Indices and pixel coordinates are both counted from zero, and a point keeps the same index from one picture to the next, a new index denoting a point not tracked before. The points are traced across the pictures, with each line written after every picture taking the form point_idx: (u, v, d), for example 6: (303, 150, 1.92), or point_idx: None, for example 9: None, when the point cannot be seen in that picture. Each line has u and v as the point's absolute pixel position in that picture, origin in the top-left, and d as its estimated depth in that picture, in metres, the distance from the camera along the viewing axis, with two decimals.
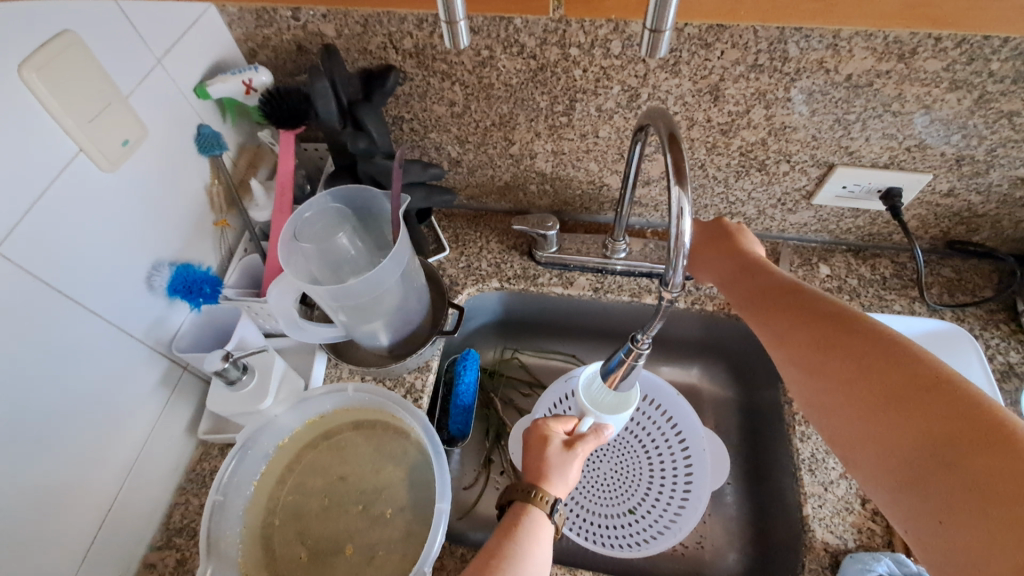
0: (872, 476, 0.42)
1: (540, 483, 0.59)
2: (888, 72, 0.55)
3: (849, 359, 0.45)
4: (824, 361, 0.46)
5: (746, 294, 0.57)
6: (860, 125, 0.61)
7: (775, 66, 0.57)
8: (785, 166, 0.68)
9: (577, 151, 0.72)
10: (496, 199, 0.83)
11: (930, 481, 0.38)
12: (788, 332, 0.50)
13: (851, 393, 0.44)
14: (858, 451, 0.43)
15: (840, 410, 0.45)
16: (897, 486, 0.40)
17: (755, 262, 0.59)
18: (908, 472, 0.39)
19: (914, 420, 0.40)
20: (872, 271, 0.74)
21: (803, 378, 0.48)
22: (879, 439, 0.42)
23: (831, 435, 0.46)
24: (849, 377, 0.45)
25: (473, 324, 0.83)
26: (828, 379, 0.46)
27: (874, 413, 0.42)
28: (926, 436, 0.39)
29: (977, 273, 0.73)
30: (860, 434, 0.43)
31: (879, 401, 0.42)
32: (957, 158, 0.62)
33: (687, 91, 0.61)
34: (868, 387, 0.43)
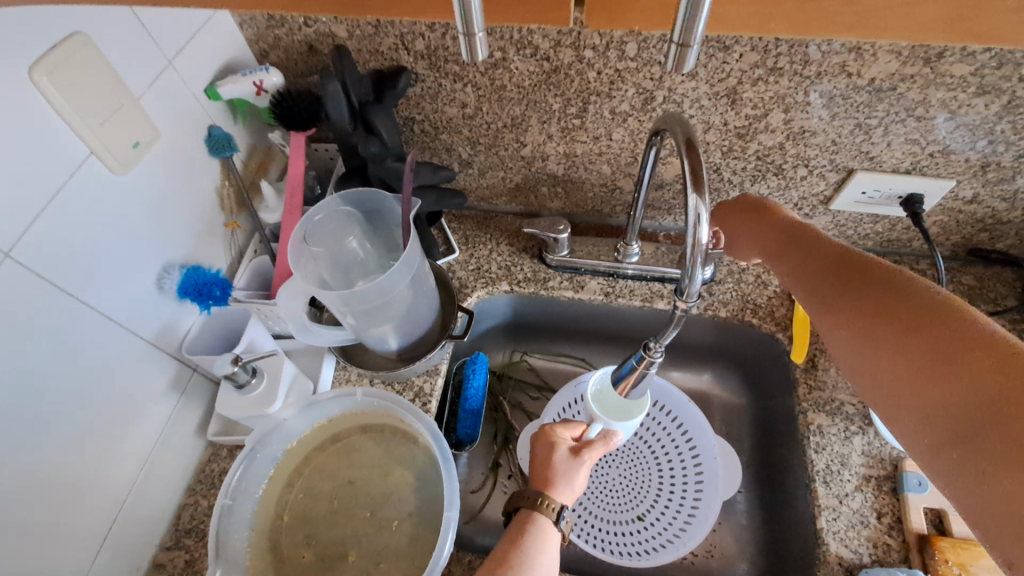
0: (913, 431, 0.42)
1: (546, 489, 0.59)
2: (912, 76, 0.54)
3: (896, 317, 0.44)
4: (867, 320, 0.46)
5: (788, 259, 0.56)
6: (882, 130, 0.59)
7: (796, 69, 0.55)
8: (803, 171, 0.66)
9: (590, 154, 0.71)
10: (506, 200, 0.82)
11: (975, 435, 0.37)
12: (833, 295, 0.50)
13: (897, 351, 0.43)
14: (901, 407, 0.43)
15: (882, 370, 0.44)
16: (939, 445, 0.40)
17: (798, 228, 0.58)
18: (953, 427, 0.39)
19: (962, 374, 0.39)
20: None
21: (849, 338, 0.47)
22: (924, 396, 0.41)
23: (873, 397, 0.46)
24: (896, 334, 0.44)
25: (482, 326, 0.82)
26: (871, 339, 0.45)
27: (920, 368, 0.41)
28: (973, 390, 0.38)
29: (1000, 281, 0.71)
30: (903, 389, 0.42)
31: (926, 357, 0.41)
32: (982, 164, 0.60)
33: (703, 94, 0.60)
34: (915, 343, 0.42)
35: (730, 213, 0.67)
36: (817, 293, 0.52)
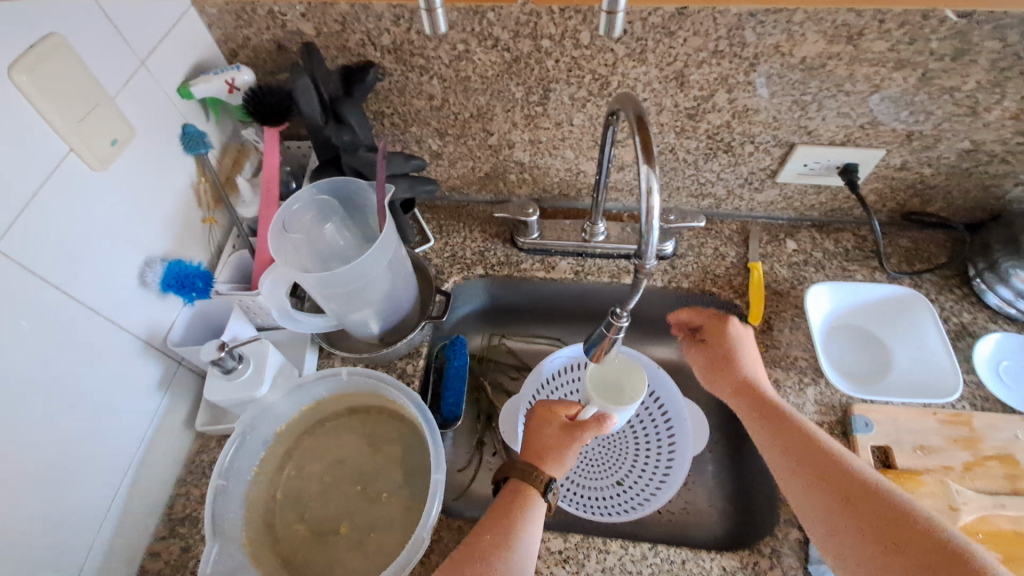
0: (836, 531, 0.51)
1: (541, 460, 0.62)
2: (838, 54, 0.59)
3: (820, 453, 0.56)
4: (800, 446, 0.57)
5: (749, 397, 0.63)
6: (816, 105, 0.65)
7: (735, 51, 0.60)
8: (749, 147, 0.71)
9: (554, 140, 0.75)
10: (477, 189, 0.86)
11: (886, 548, 0.47)
12: (793, 439, 0.57)
13: (823, 473, 0.54)
14: (826, 512, 0.52)
15: (822, 502, 0.53)
16: (869, 554, 0.48)
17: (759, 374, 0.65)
18: (868, 541, 0.49)
19: (872, 507, 0.50)
20: (835, 244, 0.79)
21: (783, 454, 0.58)
22: (847, 510, 0.51)
23: (808, 508, 0.53)
24: (822, 463, 0.55)
25: (459, 311, 0.85)
26: (822, 476, 0.54)
27: (842, 490, 0.52)
28: (880, 517, 0.49)
29: (932, 242, 0.78)
30: (829, 502, 0.52)
31: (846, 484, 0.52)
32: (907, 133, 0.67)
33: (654, 78, 0.64)
34: (837, 473, 0.53)
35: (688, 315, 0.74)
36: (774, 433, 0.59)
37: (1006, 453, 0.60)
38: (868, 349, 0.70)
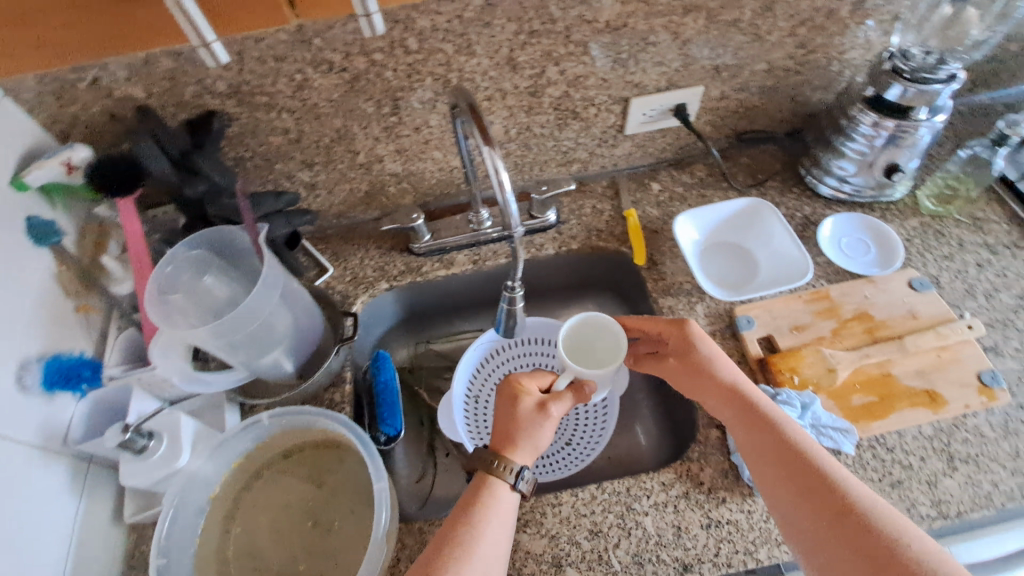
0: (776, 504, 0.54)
1: (504, 450, 0.60)
2: (634, 12, 0.67)
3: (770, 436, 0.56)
4: (753, 427, 0.58)
5: (730, 403, 0.61)
6: (633, 60, 0.73)
7: (548, 29, 0.67)
8: (593, 110, 0.80)
9: (418, 145, 0.79)
10: (363, 209, 0.87)
11: (818, 532, 0.50)
12: (780, 453, 0.55)
13: (773, 458, 0.55)
14: (771, 489, 0.54)
15: (810, 523, 0.50)
16: (802, 530, 0.51)
17: (739, 378, 0.62)
18: (805, 525, 0.51)
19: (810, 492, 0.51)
20: (691, 176, 0.88)
21: (739, 432, 0.59)
22: (787, 492, 0.53)
23: (797, 528, 0.51)
24: (772, 446, 0.56)
25: (378, 330, 0.87)
26: (810, 492, 0.51)
27: (787, 476, 0.53)
28: (816, 505, 0.51)
29: (767, 155, 0.89)
30: (775, 483, 0.54)
31: (792, 472, 0.53)
32: (714, 68, 0.77)
33: (488, 67, 0.70)
34: (783, 459, 0.54)
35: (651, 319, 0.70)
36: (758, 447, 0.57)
37: (861, 312, 0.71)
38: (738, 258, 0.80)
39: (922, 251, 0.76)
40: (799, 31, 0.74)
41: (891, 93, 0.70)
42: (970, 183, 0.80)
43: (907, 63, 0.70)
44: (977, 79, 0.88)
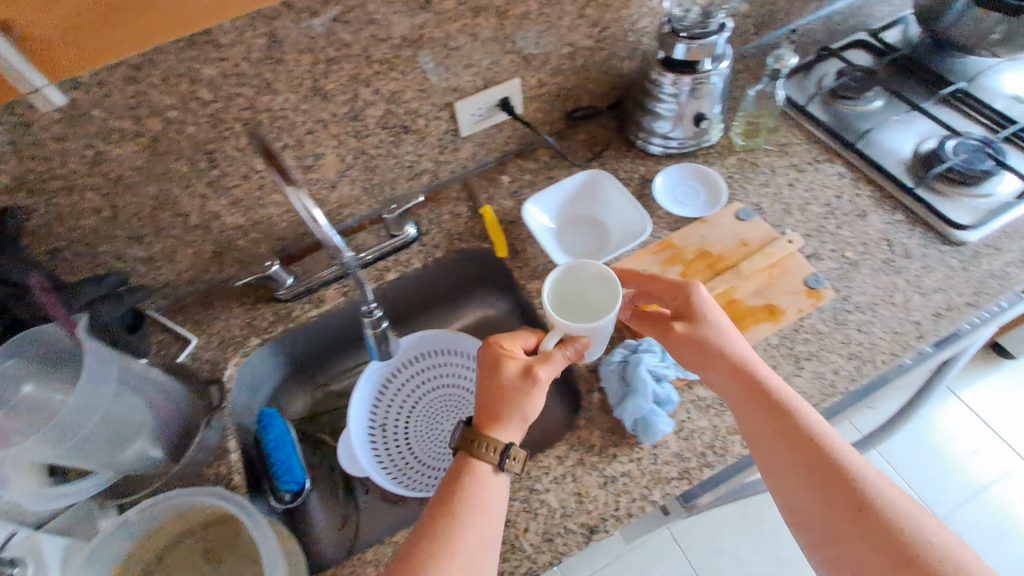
0: (788, 494, 0.56)
1: (492, 425, 0.59)
2: (426, 22, 0.69)
3: (789, 431, 0.56)
4: (770, 422, 0.57)
5: (738, 384, 0.60)
6: (442, 67, 0.76)
7: (345, 53, 0.68)
8: (422, 121, 0.82)
9: (253, 193, 0.77)
10: (217, 269, 0.84)
11: (833, 525, 0.52)
12: (795, 440, 0.56)
13: (791, 452, 0.56)
14: (784, 479, 0.56)
15: (826, 513, 0.52)
16: (814, 519, 0.53)
17: (744, 353, 0.62)
18: (819, 516, 0.53)
19: (828, 486, 0.53)
20: (536, 162, 0.93)
21: (754, 424, 0.59)
22: (802, 483, 0.54)
23: (813, 517, 0.53)
24: (789, 441, 0.56)
25: (265, 388, 0.84)
26: (826, 482, 0.53)
27: (806, 469, 0.54)
28: (831, 500, 0.52)
29: (599, 128, 0.96)
30: (791, 474, 0.55)
31: (811, 466, 0.54)
32: (523, 59, 0.81)
33: (297, 102, 0.69)
34: (803, 455, 0.55)
35: (651, 279, 0.69)
36: (770, 433, 0.58)
37: (701, 251, 0.78)
38: (591, 228, 0.85)
39: (743, 184, 0.85)
40: (588, 11, 0.80)
41: (676, 51, 0.77)
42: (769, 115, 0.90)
43: (683, 23, 0.77)
44: (757, 24, 0.99)
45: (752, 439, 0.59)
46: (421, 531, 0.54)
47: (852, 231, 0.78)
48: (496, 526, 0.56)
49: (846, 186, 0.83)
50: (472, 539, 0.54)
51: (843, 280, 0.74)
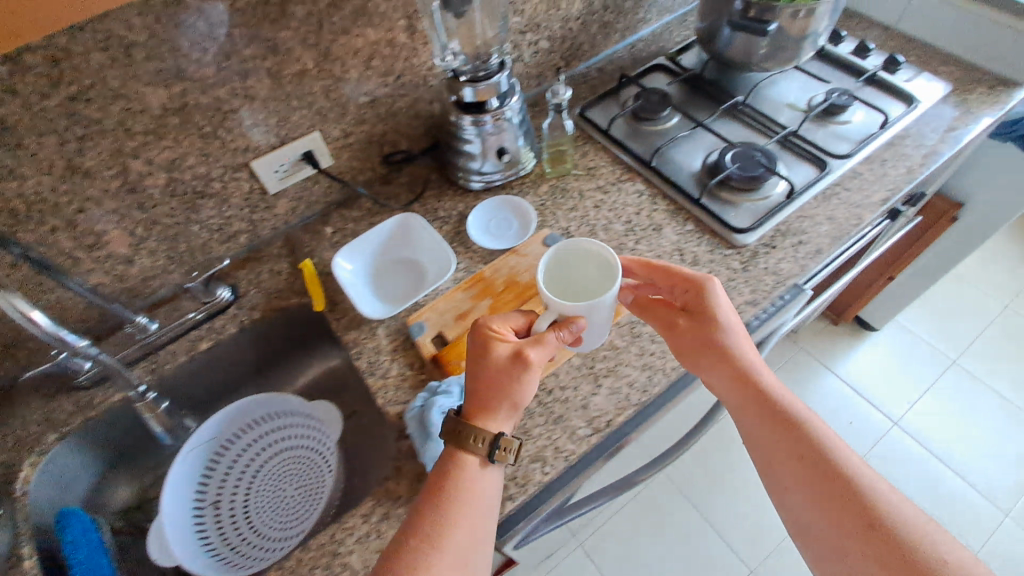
0: (791, 501, 0.59)
1: (484, 414, 0.60)
2: (185, 91, 0.69)
3: (796, 437, 0.60)
4: (781, 429, 0.62)
5: (742, 393, 0.65)
6: (222, 131, 0.75)
7: (97, 129, 0.66)
8: (218, 184, 0.80)
9: (32, 279, 0.73)
10: (11, 362, 0.79)
11: (834, 535, 0.55)
12: (800, 449, 0.59)
13: (793, 459, 0.59)
14: (786, 485, 0.60)
15: (830, 522, 0.55)
16: (815, 524, 0.56)
17: (751, 361, 0.66)
18: (818, 523, 0.56)
19: (830, 493, 0.56)
20: (360, 210, 0.93)
21: (762, 429, 0.63)
22: (804, 489, 0.58)
23: (815, 526, 0.56)
24: (794, 448, 0.60)
25: (80, 485, 0.79)
26: (831, 488, 0.56)
27: (808, 475, 0.58)
28: (833, 510, 0.55)
29: (423, 169, 0.98)
30: (793, 480, 0.59)
31: (812, 474, 0.58)
32: (316, 114, 0.82)
33: (54, 183, 0.67)
34: (806, 462, 0.59)
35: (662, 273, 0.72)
36: (779, 441, 0.61)
37: (511, 281, 0.80)
38: (408, 271, 0.85)
39: (552, 211, 0.89)
40: (374, 62, 0.81)
41: (464, 93, 0.80)
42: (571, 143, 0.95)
43: (470, 62, 0.81)
44: (564, 57, 1.05)
45: (758, 445, 0.63)
46: (410, 537, 0.54)
47: (648, 245, 0.83)
48: (486, 528, 0.57)
49: (645, 202, 0.88)
50: (466, 543, 0.54)
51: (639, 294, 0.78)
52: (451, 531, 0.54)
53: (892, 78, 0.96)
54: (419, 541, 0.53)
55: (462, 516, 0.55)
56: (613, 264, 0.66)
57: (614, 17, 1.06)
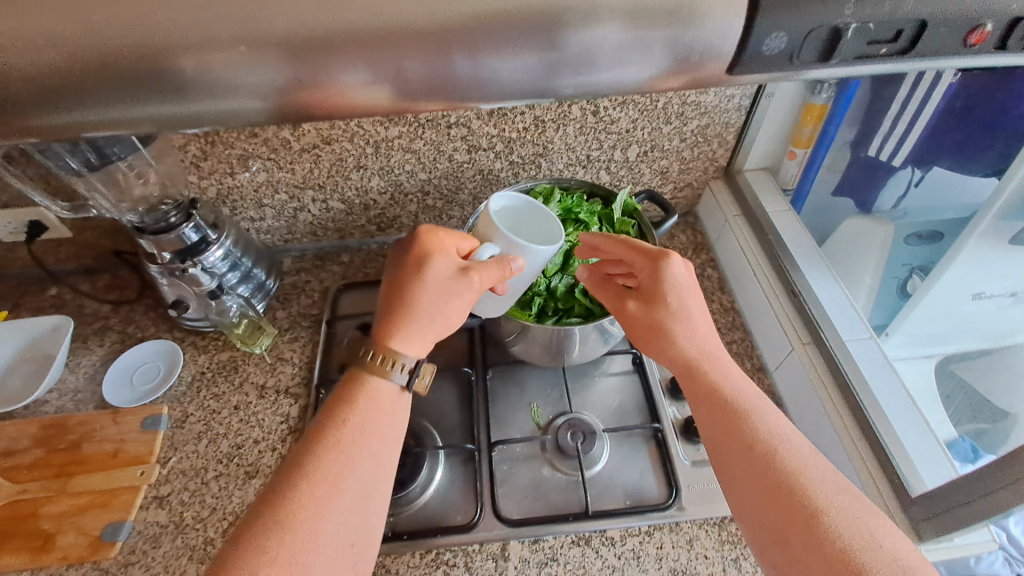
0: (739, 498, 0.53)
1: (405, 333, 0.56)
2: None
3: (735, 425, 0.55)
4: (722, 422, 0.56)
5: (691, 380, 0.60)
6: None
7: None
8: None
9: None
10: None
11: (779, 532, 0.49)
12: (742, 435, 0.54)
13: (736, 441, 0.55)
14: (731, 476, 0.54)
15: (772, 517, 0.50)
16: (760, 526, 0.51)
17: (705, 335, 0.62)
18: (763, 521, 0.51)
19: (769, 488, 0.51)
20: (90, 285, 0.91)
21: (705, 423, 0.58)
22: (748, 477, 0.53)
23: (761, 520, 0.51)
24: (736, 436, 0.55)
25: None
26: (765, 472, 0.52)
27: (749, 460, 0.53)
28: (770, 505, 0.51)
29: None
30: (738, 475, 0.54)
31: (751, 462, 0.53)
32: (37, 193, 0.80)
33: None
34: (746, 449, 0.54)
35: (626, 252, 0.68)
36: (721, 424, 0.57)
37: (74, 444, 0.72)
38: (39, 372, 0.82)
39: (200, 389, 0.78)
40: None
41: (139, 241, 0.73)
42: (277, 329, 0.84)
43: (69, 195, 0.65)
44: (373, 223, 0.91)
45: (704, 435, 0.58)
46: (322, 453, 0.50)
47: (221, 488, 0.69)
48: (387, 472, 0.53)
49: (276, 433, 0.73)
50: (344, 511, 0.48)
51: (149, 542, 0.65)
52: (337, 479, 0.49)
53: (677, 448, 0.68)
54: (287, 503, 0.47)
55: (335, 482, 0.49)
56: (556, 234, 0.64)
57: (443, 203, 0.90)
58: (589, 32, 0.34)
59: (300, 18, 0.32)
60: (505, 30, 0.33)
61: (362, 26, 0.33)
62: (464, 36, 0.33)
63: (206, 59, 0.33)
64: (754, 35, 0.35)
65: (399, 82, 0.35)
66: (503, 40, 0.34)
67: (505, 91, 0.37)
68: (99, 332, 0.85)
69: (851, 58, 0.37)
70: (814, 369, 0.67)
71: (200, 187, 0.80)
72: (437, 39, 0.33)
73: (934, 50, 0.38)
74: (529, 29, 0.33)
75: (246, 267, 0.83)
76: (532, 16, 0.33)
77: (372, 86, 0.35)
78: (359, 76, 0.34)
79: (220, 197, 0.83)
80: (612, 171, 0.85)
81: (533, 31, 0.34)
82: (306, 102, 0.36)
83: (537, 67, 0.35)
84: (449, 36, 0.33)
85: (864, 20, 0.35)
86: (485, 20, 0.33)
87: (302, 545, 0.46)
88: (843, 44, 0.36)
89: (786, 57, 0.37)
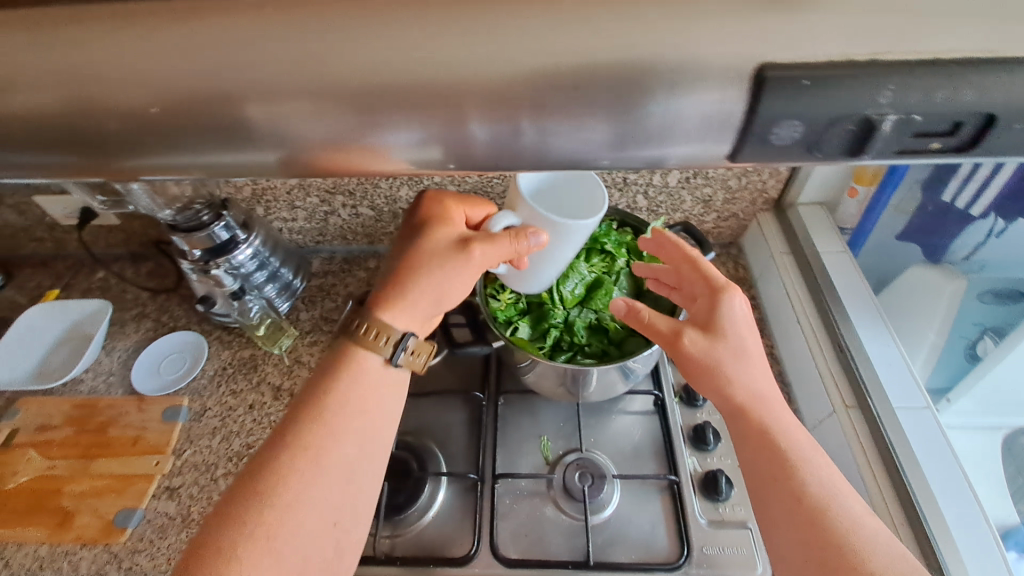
0: (779, 552, 0.49)
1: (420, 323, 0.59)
2: None
3: (784, 477, 0.50)
4: (769, 472, 0.51)
5: (739, 423, 0.54)
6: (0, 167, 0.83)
7: None
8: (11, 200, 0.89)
9: None
10: None
11: None
12: (792, 489, 0.50)
13: (782, 492, 0.50)
14: (774, 532, 0.50)
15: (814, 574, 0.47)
16: None
17: (761, 376, 0.56)
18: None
19: (816, 546, 0.47)
20: (133, 271, 0.95)
21: (750, 470, 0.53)
22: (794, 534, 0.48)
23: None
24: (784, 488, 0.50)
25: None
26: (816, 528, 0.47)
27: (795, 518, 0.49)
28: (814, 562, 0.47)
29: None
30: (782, 528, 0.49)
31: (801, 518, 0.48)
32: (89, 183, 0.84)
33: None
34: (794, 505, 0.49)
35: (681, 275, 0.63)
36: (767, 468, 0.51)
37: (100, 427, 0.75)
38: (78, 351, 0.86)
39: (219, 384, 0.79)
40: None
41: (172, 238, 0.75)
42: (299, 330, 0.85)
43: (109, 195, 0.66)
44: None
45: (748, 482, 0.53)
46: (391, 389, 0.58)
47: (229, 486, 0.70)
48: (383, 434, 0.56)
49: None
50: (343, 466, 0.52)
51: (153, 535, 0.66)
52: (341, 417, 0.54)
53: (692, 504, 0.63)
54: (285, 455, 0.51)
55: (331, 441, 0.53)
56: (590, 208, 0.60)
57: None
58: (678, 101, 0.30)
59: (372, 61, 0.30)
60: (584, 94, 0.30)
61: (437, 79, 0.30)
62: (548, 99, 0.31)
63: (290, 106, 0.31)
64: (760, 120, 0.31)
65: (466, 146, 0.33)
66: (585, 106, 0.31)
67: (575, 161, 0.34)
68: (136, 319, 0.88)
69: (889, 151, 0.32)
70: (856, 436, 0.62)
71: (235, 187, 0.82)
72: (519, 101, 0.31)
73: (1007, 149, 0.32)
74: (622, 92, 0.30)
75: (274, 267, 0.85)
76: (624, 78, 0.30)
77: (418, 147, 0.33)
78: (404, 138, 0.33)
79: (256, 197, 0.84)
80: (651, 196, 0.80)
81: (618, 92, 0.30)
82: (347, 154, 0.34)
83: (617, 138, 0.32)
84: (532, 101, 0.31)
85: (907, 111, 0.30)
86: (577, 79, 0.30)
87: (302, 507, 0.49)
88: (878, 138, 0.30)
89: (805, 147, 0.32)
